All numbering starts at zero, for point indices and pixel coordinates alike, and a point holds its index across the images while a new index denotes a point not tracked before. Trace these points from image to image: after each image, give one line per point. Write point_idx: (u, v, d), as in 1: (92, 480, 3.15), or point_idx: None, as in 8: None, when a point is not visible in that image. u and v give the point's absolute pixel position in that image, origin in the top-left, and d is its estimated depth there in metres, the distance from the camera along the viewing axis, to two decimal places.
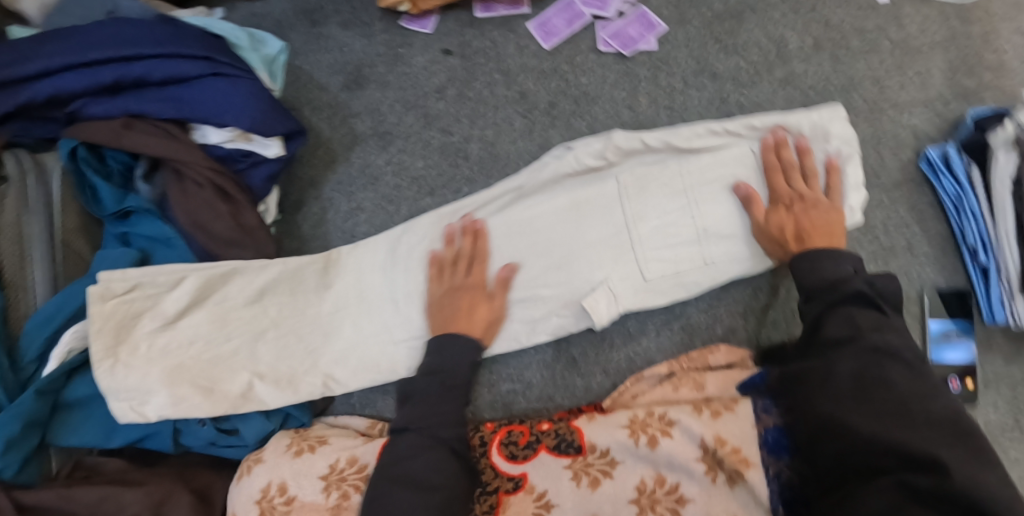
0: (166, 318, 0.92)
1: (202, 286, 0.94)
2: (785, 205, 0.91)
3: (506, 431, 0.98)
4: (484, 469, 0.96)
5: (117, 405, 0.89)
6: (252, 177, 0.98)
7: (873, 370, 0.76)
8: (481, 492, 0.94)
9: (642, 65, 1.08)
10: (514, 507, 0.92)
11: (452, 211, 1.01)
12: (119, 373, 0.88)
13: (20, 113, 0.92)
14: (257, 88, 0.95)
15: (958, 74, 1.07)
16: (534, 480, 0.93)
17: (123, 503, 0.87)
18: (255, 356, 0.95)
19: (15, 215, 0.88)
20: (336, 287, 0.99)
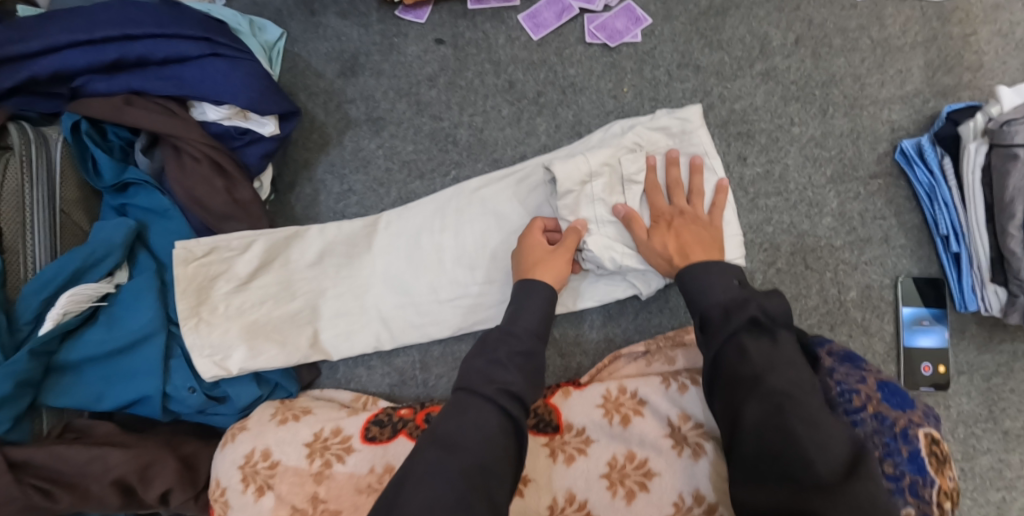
0: (240, 279, 1.00)
1: (268, 250, 1.01)
2: (666, 222, 0.95)
3: None
4: None
5: (201, 361, 0.96)
6: (247, 155, 1.01)
7: (778, 420, 0.75)
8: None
9: (627, 58, 1.11)
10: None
11: (501, 176, 1.06)
12: (202, 331, 0.97)
13: (24, 88, 0.96)
14: (256, 69, 0.99)
15: (937, 73, 1.10)
16: None
17: (111, 463, 0.90)
18: (307, 317, 1.03)
19: (15, 185, 0.92)
20: (390, 250, 1.05)
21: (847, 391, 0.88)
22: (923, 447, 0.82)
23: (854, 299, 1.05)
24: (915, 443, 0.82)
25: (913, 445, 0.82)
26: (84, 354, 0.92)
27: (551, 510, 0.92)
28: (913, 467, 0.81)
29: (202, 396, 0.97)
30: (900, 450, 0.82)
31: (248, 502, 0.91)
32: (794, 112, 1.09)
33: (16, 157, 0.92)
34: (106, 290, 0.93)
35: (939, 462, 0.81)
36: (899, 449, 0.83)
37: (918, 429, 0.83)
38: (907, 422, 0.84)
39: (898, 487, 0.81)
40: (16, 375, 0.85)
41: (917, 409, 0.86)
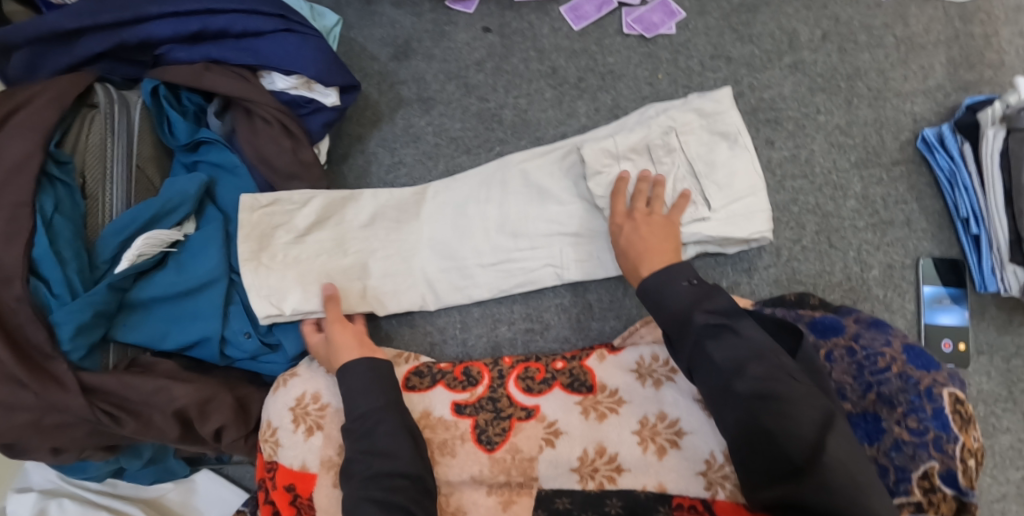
0: (298, 231, 1.08)
1: (325, 208, 1.09)
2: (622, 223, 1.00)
3: (523, 367, 1.05)
4: (501, 398, 1.03)
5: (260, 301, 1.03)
6: (311, 122, 1.10)
7: (751, 420, 0.79)
8: (495, 416, 1.01)
9: (663, 48, 1.19)
10: (525, 432, 0.99)
11: (543, 151, 1.13)
12: (261, 274, 1.04)
13: (112, 53, 1.06)
14: (324, 45, 1.08)
15: (959, 69, 1.15)
16: (546, 411, 1.00)
17: (173, 396, 0.96)
18: (358, 272, 1.09)
19: (101, 138, 1.02)
20: (436, 216, 1.12)
21: (872, 353, 0.88)
22: (947, 406, 0.81)
23: (877, 277, 1.10)
24: (939, 401, 0.82)
25: (937, 403, 0.81)
26: (154, 294, 1.00)
27: (582, 461, 0.96)
28: (937, 422, 0.80)
29: (257, 341, 1.05)
30: (924, 406, 0.81)
31: (299, 441, 0.97)
32: (820, 102, 1.16)
33: (102, 114, 1.02)
34: (175, 237, 1.01)
35: (961, 421, 0.81)
36: (923, 406, 0.82)
37: (943, 388, 0.83)
38: (933, 381, 0.83)
39: (922, 442, 0.80)
40: (95, 305, 0.93)
41: (943, 371, 0.85)
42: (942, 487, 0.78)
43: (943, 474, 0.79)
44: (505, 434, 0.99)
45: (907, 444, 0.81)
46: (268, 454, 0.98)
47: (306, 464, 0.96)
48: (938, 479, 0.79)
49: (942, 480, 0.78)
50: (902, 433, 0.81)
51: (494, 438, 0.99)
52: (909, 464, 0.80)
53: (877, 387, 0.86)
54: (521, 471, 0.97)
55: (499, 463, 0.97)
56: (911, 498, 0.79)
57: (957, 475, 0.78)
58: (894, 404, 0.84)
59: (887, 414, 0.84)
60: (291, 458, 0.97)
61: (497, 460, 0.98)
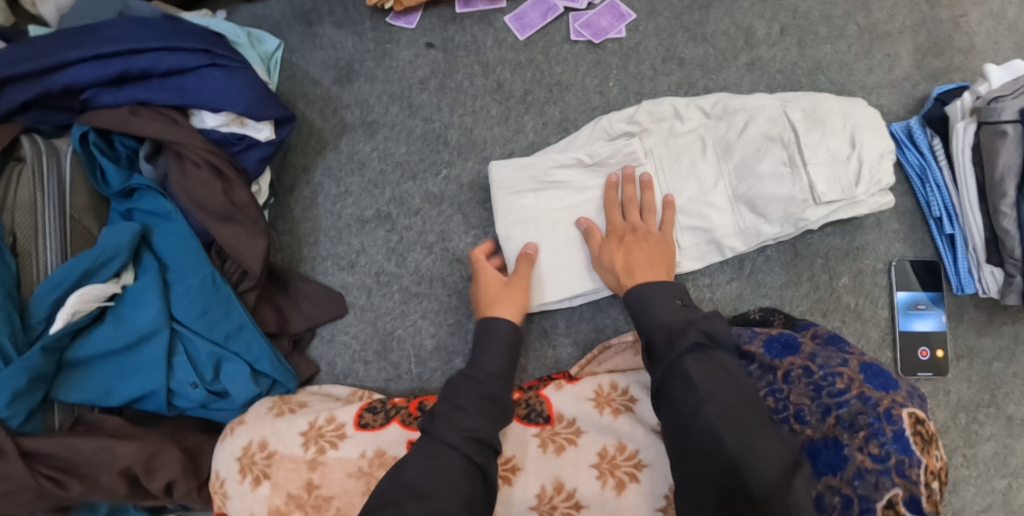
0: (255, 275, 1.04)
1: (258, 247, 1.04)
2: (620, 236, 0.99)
3: None
4: None
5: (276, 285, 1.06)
6: (247, 159, 1.06)
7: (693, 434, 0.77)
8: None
9: (612, 54, 1.13)
10: None
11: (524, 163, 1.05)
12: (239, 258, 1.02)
13: (37, 102, 1.02)
14: (252, 77, 1.05)
15: (926, 56, 1.09)
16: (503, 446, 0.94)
17: (117, 454, 0.94)
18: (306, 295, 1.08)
19: (31, 192, 0.99)
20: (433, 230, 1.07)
21: (829, 374, 0.82)
22: (907, 428, 0.76)
23: (846, 285, 1.05)
24: (898, 423, 0.76)
25: (897, 425, 0.76)
26: (94, 351, 0.97)
27: (540, 498, 0.92)
28: (898, 446, 0.74)
29: (205, 391, 1.01)
30: (884, 429, 0.75)
31: (246, 491, 0.94)
32: None
33: (29, 168, 0.99)
34: (113, 290, 0.98)
35: (922, 443, 0.75)
36: (883, 429, 0.76)
37: (901, 409, 0.77)
38: (891, 402, 0.78)
39: (884, 468, 0.74)
40: (30, 370, 0.91)
41: (901, 390, 0.80)
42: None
43: (907, 501, 0.73)
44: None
45: (871, 471, 0.74)
46: (220, 506, 0.96)
47: (254, 515, 0.94)
48: (903, 506, 0.73)
49: (906, 507, 0.72)
50: (865, 461, 0.74)
51: None
52: (871, 494, 0.73)
53: (836, 410, 0.79)
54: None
55: None
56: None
57: (920, 502, 0.73)
58: (854, 427, 0.77)
59: (849, 439, 0.77)
60: (239, 508, 0.95)
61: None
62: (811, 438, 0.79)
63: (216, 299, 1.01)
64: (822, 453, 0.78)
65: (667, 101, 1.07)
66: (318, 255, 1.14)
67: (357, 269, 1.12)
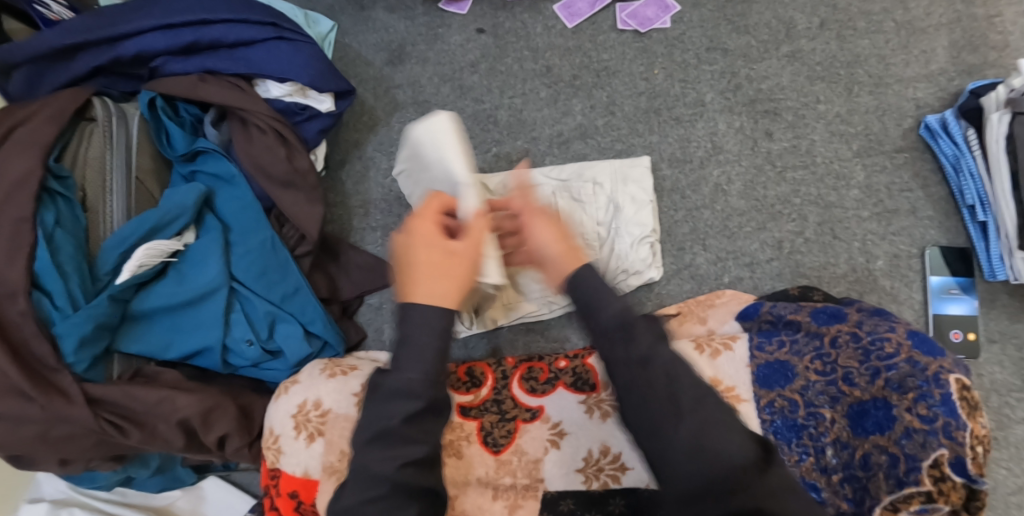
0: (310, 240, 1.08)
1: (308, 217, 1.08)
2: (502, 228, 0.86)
3: (527, 367, 1.04)
4: (506, 399, 1.01)
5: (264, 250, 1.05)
6: (307, 129, 1.11)
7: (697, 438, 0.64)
8: (499, 418, 0.99)
9: (658, 43, 1.18)
10: (530, 434, 0.97)
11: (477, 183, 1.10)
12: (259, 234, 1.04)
13: (109, 67, 1.07)
14: (317, 51, 1.09)
15: (962, 52, 1.13)
16: (551, 412, 0.99)
17: (177, 405, 0.97)
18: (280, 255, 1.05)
19: (100, 151, 1.03)
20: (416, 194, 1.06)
21: (878, 338, 0.84)
22: (955, 391, 0.76)
23: (883, 268, 1.08)
24: (946, 387, 0.76)
25: (946, 389, 0.76)
26: (155, 304, 1.00)
27: (587, 462, 0.95)
28: (946, 409, 0.75)
29: (259, 349, 1.04)
30: (932, 391, 0.76)
31: (300, 448, 0.97)
32: (820, 91, 1.14)
33: (100, 129, 1.03)
34: (176, 247, 1.02)
35: (972, 407, 0.75)
36: (931, 392, 0.76)
37: (950, 374, 0.77)
38: (939, 367, 0.78)
39: (931, 429, 0.75)
40: (97, 316, 0.94)
41: (948, 357, 0.80)
42: (951, 476, 0.74)
43: (953, 463, 0.74)
44: (510, 436, 0.97)
45: (918, 432, 0.76)
46: (272, 461, 0.99)
47: (308, 471, 0.96)
48: (948, 468, 0.74)
49: (951, 469, 0.74)
50: (913, 422, 0.76)
51: (500, 440, 0.97)
52: (918, 453, 0.75)
53: (885, 372, 0.81)
54: (526, 472, 0.95)
55: (504, 464, 0.96)
56: (921, 487, 0.74)
57: (967, 464, 0.73)
58: (903, 388, 0.79)
59: (897, 400, 0.79)
60: (293, 465, 0.97)
61: (502, 462, 0.96)
62: (860, 400, 0.83)
63: (275, 261, 1.06)
64: (872, 413, 0.81)
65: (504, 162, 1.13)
66: (368, 226, 1.18)
67: None
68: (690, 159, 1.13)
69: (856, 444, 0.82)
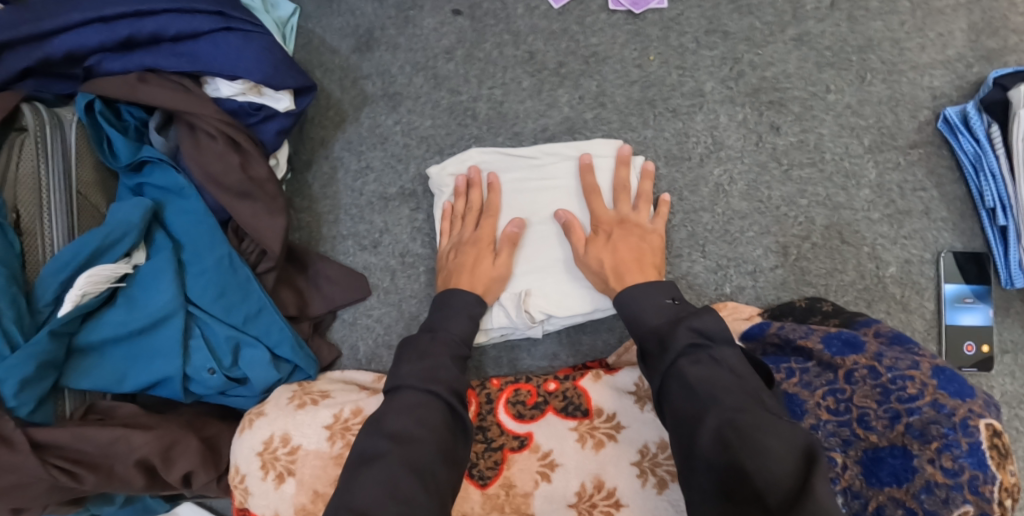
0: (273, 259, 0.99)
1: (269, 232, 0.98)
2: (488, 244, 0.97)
3: (513, 390, 0.99)
4: (491, 426, 0.97)
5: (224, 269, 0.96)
6: (264, 131, 1.00)
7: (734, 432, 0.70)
8: (486, 448, 0.95)
9: (652, 25, 1.07)
10: (518, 465, 0.93)
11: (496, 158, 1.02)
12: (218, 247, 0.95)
13: (38, 69, 0.94)
14: (270, 42, 0.97)
15: (981, 36, 1.03)
16: (540, 440, 0.94)
17: (133, 445, 0.89)
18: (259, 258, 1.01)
19: (33, 165, 0.93)
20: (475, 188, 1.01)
21: (898, 377, 0.79)
22: (983, 440, 0.73)
23: (893, 275, 1.00)
24: (975, 436, 0.73)
25: (972, 439, 0.73)
26: (105, 336, 0.92)
27: (579, 496, 0.91)
28: (973, 462, 0.72)
29: (223, 376, 0.97)
30: (959, 442, 0.73)
31: (269, 489, 0.90)
32: (829, 79, 1.04)
33: (32, 139, 0.92)
34: (123, 271, 0.92)
35: (1000, 459, 0.72)
36: (958, 441, 0.73)
37: (978, 420, 0.74)
38: (967, 412, 0.74)
39: (956, 483, 0.72)
40: (39, 355, 0.85)
41: (977, 399, 0.76)
42: None
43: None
44: (497, 469, 0.94)
45: (941, 485, 0.72)
46: (241, 501, 0.93)
47: (279, 513, 0.90)
48: None
49: None
50: (936, 474, 0.73)
51: (486, 472, 0.93)
52: (940, 509, 0.72)
53: (907, 417, 0.76)
54: (515, 507, 0.91)
55: (491, 499, 0.92)
56: None
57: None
58: (926, 437, 0.75)
59: (919, 449, 0.75)
60: (263, 506, 0.91)
61: (489, 496, 0.93)
62: (876, 446, 0.78)
63: (233, 282, 0.96)
64: (888, 461, 0.76)
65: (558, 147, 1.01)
66: (339, 234, 1.08)
67: (381, 249, 1.07)
68: (688, 156, 1.04)
69: (869, 494, 0.77)
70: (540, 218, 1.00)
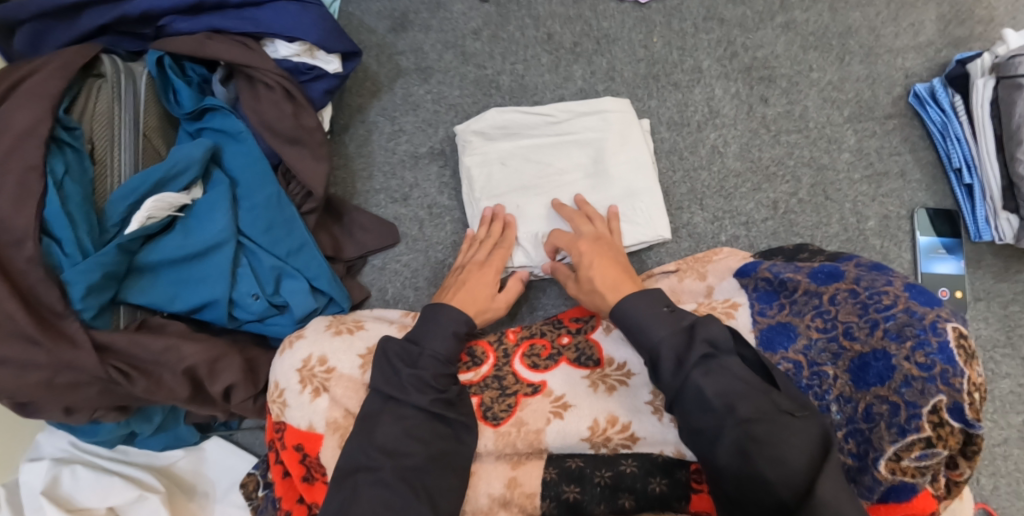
0: (315, 202, 1.10)
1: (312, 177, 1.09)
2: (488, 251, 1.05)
3: (529, 344, 0.99)
4: (506, 376, 0.96)
5: (270, 212, 1.05)
6: (313, 89, 1.12)
7: (756, 437, 0.73)
8: (500, 394, 0.94)
9: (657, 12, 1.19)
10: (531, 407, 0.92)
11: (522, 113, 1.11)
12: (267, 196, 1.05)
13: (114, 26, 1.07)
14: (324, 13, 1.10)
15: (949, 25, 1.17)
16: (552, 386, 0.93)
17: (183, 354, 0.98)
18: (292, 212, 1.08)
19: (108, 105, 1.03)
20: (497, 142, 1.11)
21: (875, 292, 0.81)
22: (951, 339, 0.74)
23: (874, 228, 1.11)
24: (944, 335, 0.74)
25: (942, 337, 0.74)
26: (163, 257, 1.00)
27: (593, 431, 0.90)
28: (943, 355, 0.73)
29: (265, 303, 1.06)
30: (928, 339, 0.74)
31: (305, 402, 0.96)
32: (814, 59, 1.17)
33: (109, 84, 1.03)
34: (183, 201, 1.02)
35: (968, 355, 0.73)
36: (929, 339, 0.74)
37: (946, 322, 0.75)
38: (936, 315, 0.75)
39: (930, 376, 0.73)
40: (105, 265, 0.93)
41: (945, 307, 0.78)
42: (950, 421, 0.72)
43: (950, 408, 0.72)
44: (510, 410, 0.92)
45: (915, 379, 0.74)
46: (277, 415, 0.99)
47: (313, 425, 0.95)
48: (946, 413, 0.72)
49: (949, 414, 0.72)
50: (911, 369, 0.74)
51: (500, 413, 0.92)
52: (918, 400, 0.73)
53: (884, 323, 0.79)
54: (527, 443, 0.90)
55: (503, 437, 0.91)
56: (922, 434, 0.73)
57: (965, 409, 0.72)
58: (902, 338, 0.76)
59: (897, 349, 0.76)
60: (298, 418, 0.96)
61: (502, 434, 0.91)
62: (861, 353, 0.80)
63: (281, 217, 1.06)
64: (873, 365, 0.78)
65: (575, 108, 1.12)
66: (371, 189, 1.18)
67: (410, 202, 1.17)
68: (687, 123, 1.14)
69: (859, 398, 0.80)
70: (560, 168, 1.10)
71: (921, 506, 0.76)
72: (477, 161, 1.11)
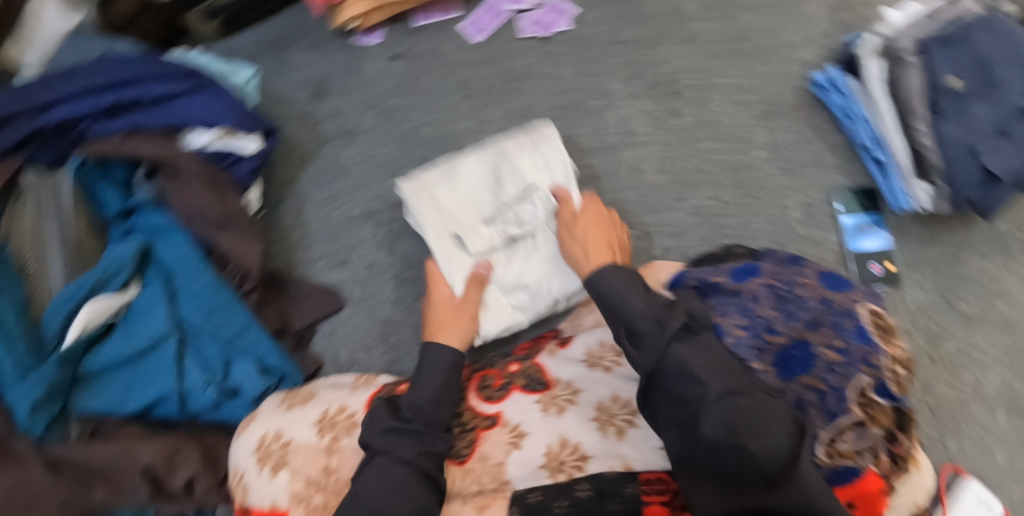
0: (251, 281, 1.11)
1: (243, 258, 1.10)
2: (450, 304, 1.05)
3: (481, 377, 1.00)
4: (463, 412, 0.97)
5: (208, 298, 1.06)
6: (238, 171, 1.14)
7: (736, 408, 0.68)
8: (462, 430, 0.95)
9: (560, 44, 1.23)
10: (490, 439, 0.92)
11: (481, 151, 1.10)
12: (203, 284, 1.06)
13: (34, 137, 1.03)
14: (236, 100, 1.13)
15: (838, 14, 1.22)
16: (508, 415, 0.94)
17: (139, 454, 0.98)
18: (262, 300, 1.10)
19: (33, 217, 1.02)
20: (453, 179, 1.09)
21: (788, 282, 0.85)
22: (865, 321, 0.80)
23: (799, 218, 1.13)
24: (857, 317, 0.80)
25: (857, 319, 0.80)
26: (107, 361, 1.01)
27: (549, 456, 0.88)
28: (862, 338, 0.78)
29: (216, 390, 1.05)
30: (845, 324, 0.80)
31: (265, 480, 0.94)
32: (717, 66, 1.21)
33: (32, 197, 1.03)
34: (120, 302, 1.02)
35: (884, 334, 0.80)
36: (844, 324, 0.80)
37: (858, 306, 0.81)
38: (848, 301, 0.81)
39: (849, 359, 0.78)
40: (48, 378, 0.93)
41: (855, 290, 0.83)
42: (878, 400, 0.77)
43: (875, 387, 0.77)
44: (473, 446, 0.93)
45: (838, 364, 0.78)
46: (240, 499, 0.96)
47: (276, 503, 0.92)
48: (873, 392, 0.77)
49: (875, 393, 0.77)
50: (831, 355, 0.79)
51: (463, 451, 0.93)
52: (843, 384, 0.77)
53: (799, 314, 0.82)
54: (492, 477, 0.89)
55: (470, 472, 0.91)
56: (853, 416, 0.76)
57: (889, 386, 0.78)
58: (818, 325, 0.81)
59: (814, 337, 0.80)
60: (262, 497, 0.94)
61: (467, 471, 0.91)
62: (783, 345, 0.81)
63: (220, 301, 1.07)
64: (795, 355, 0.80)
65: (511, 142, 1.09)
66: (312, 257, 1.19)
67: (351, 264, 1.18)
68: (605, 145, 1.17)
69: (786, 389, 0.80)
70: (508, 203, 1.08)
71: (866, 489, 0.76)
72: (430, 200, 1.07)
